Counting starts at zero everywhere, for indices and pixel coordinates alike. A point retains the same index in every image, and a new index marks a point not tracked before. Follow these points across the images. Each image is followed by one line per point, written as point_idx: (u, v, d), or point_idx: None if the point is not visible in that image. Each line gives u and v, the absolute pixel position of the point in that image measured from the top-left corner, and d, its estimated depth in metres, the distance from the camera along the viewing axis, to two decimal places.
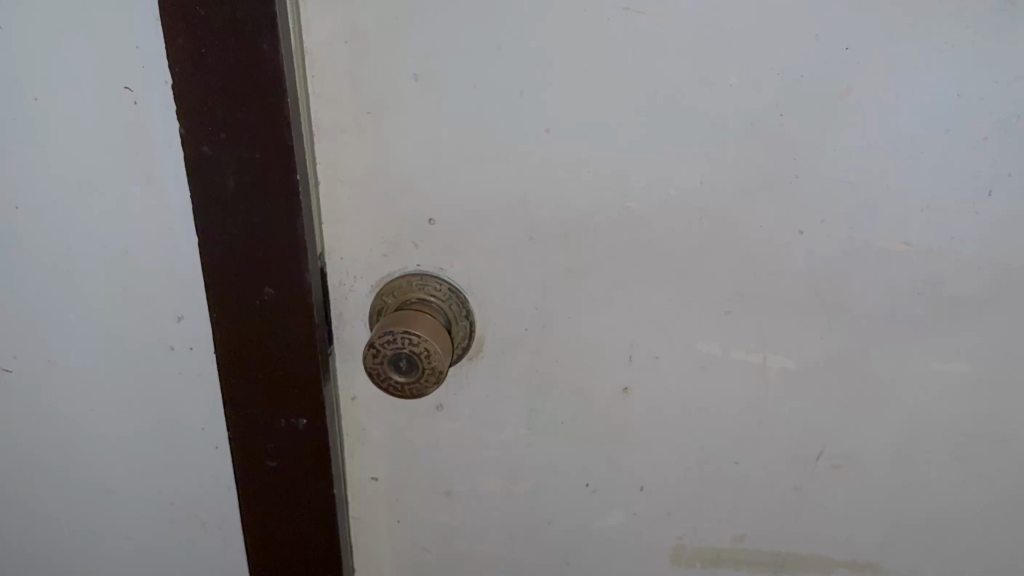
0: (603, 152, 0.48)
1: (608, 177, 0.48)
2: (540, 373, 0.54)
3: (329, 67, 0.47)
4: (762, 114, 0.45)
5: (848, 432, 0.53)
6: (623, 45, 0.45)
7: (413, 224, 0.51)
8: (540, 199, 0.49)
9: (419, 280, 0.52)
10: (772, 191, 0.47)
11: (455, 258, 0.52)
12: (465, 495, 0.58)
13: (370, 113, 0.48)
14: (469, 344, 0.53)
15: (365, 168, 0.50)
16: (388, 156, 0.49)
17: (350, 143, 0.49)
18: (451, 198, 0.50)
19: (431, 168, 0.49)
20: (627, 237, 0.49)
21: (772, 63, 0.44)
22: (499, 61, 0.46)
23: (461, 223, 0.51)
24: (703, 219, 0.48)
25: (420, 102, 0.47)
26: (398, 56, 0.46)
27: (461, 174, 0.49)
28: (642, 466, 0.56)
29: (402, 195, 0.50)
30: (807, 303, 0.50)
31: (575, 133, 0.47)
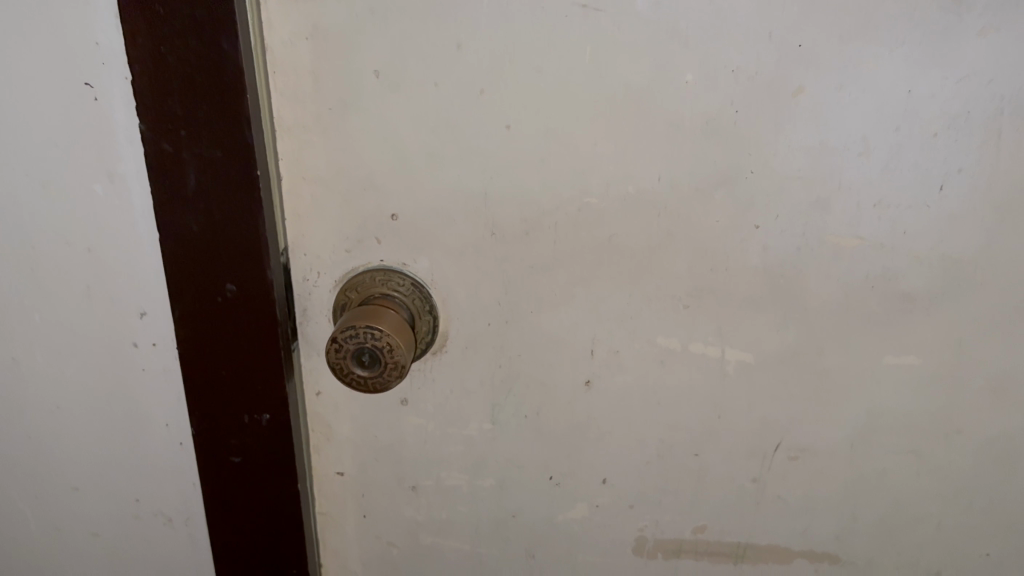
0: (562, 150, 0.49)
1: (567, 174, 0.49)
2: (503, 367, 0.54)
3: (292, 66, 0.48)
4: (716, 112, 0.47)
5: (806, 425, 0.53)
6: (581, 43, 0.46)
7: (377, 220, 0.52)
8: (502, 194, 0.50)
9: (381, 276, 0.53)
10: (728, 188, 0.48)
11: (418, 255, 0.53)
12: (430, 490, 0.59)
13: (332, 110, 0.49)
14: (433, 339, 0.53)
15: (329, 166, 0.51)
16: (352, 153, 0.50)
17: (315, 141, 0.50)
18: (415, 195, 0.51)
19: (395, 165, 0.50)
20: (587, 232, 0.50)
21: (725, 62, 0.45)
22: (460, 60, 0.47)
23: (423, 220, 0.52)
24: (660, 216, 0.49)
25: (382, 100, 0.48)
26: (361, 56, 0.47)
27: (424, 170, 0.50)
28: (602, 460, 0.56)
29: (365, 191, 0.51)
30: (764, 297, 0.50)
31: (535, 130, 0.48)
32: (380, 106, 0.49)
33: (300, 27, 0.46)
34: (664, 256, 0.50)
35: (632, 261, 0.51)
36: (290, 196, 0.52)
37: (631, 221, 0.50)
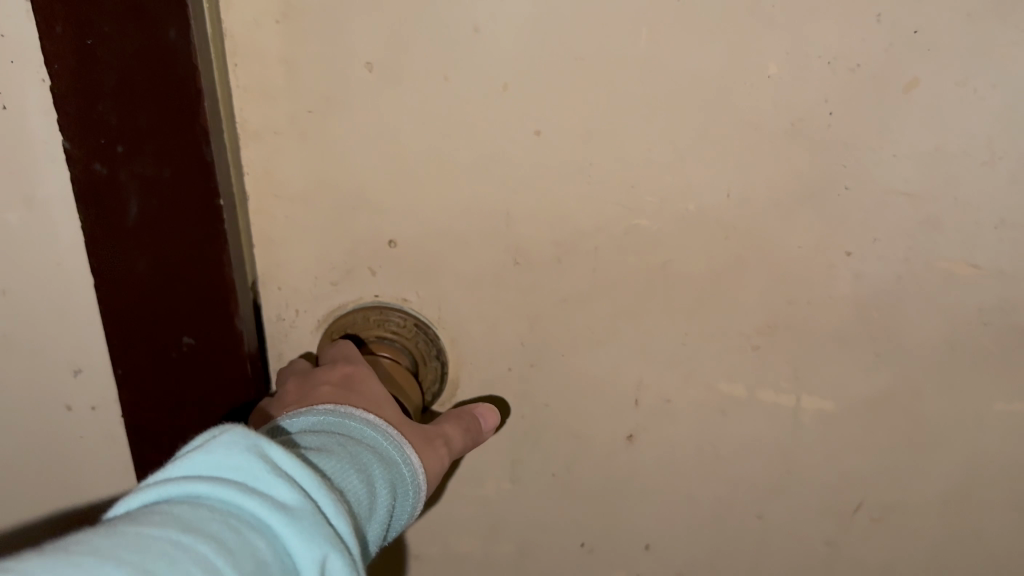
0: (607, 159, 0.39)
1: (612, 189, 0.39)
2: (526, 418, 0.45)
3: (258, 56, 0.37)
4: (805, 112, 0.37)
5: (893, 481, 0.44)
6: (636, 26, 0.35)
7: (370, 245, 0.42)
8: (527, 213, 0.40)
9: (377, 315, 0.43)
10: (815, 205, 0.39)
11: (421, 287, 0.42)
12: (437, 555, 0.49)
13: (312, 111, 0.38)
14: (439, 388, 0.45)
15: (308, 180, 0.40)
16: (336, 164, 0.40)
17: (289, 150, 0.39)
18: (418, 214, 0.41)
19: (392, 180, 0.40)
20: (636, 259, 0.40)
21: (822, 48, 0.35)
22: (477, 48, 0.36)
23: (428, 245, 0.41)
24: (729, 237, 0.40)
25: (376, 97, 0.38)
26: (347, 42, 0.36)
27: (430, 185, 0.40)
28: (646, 521, 0.47)
29: (355, 212, 0.41)
30: (852, 336, 0.41)
31: (573, 135, 0.38)
32: (373, 106, 0.38)
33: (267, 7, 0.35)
34: (731, 286, 0.41)
35: (689, 293, 0.41)
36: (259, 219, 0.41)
37: (691, 246, 0.40)
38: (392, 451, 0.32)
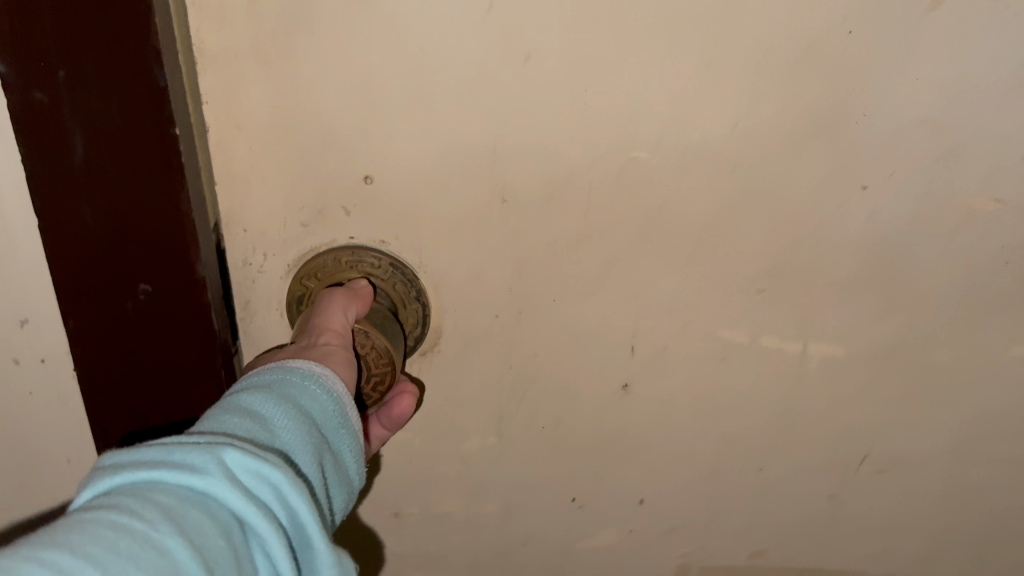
0: (603, 88, 0.35)
1: (609, 122, 0.36)
2: (513, 370, 0.41)
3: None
4: (821, 35, 0.34)
5: (897, 431, 0.42)
6: None
7: (344, 183, 0.38)
8: (516, 146, 0.37)
9: (349, 256, 0.40)
10: (827, 136, 0.36)
11: (400, 228, 0.39)
12: (418, 515, 0.46)
13: (275, 35, 0.34)
14: (422, 334, 0.41)
15: (275, 111, 0.36)
16: (305, 95, 0.36)
17: (253, 77, 0.35)
18: (397, 148, 0.37)
19: (368, 110, 0.36)
20: (631, 198, 0.37)
21: None
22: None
23: (407, 183, 0.38)
24: (734, 172, 0.37)
25: (347, 19, 0.34)
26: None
27: (408, 118, 0.36)
28: (638, 477, 0.44)
29: (324, 147, 0.37)
30: (862, 278, 0.38)
31: (566, 62, 0.35)
32: (345, 30, 0.34)
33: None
34: (735, 226, 0.38)
35: (690, 233, 0.38)
36: (221, 155, 0.37)
37: (692, 181, 0.37)
38: (270, 372, 0.32)
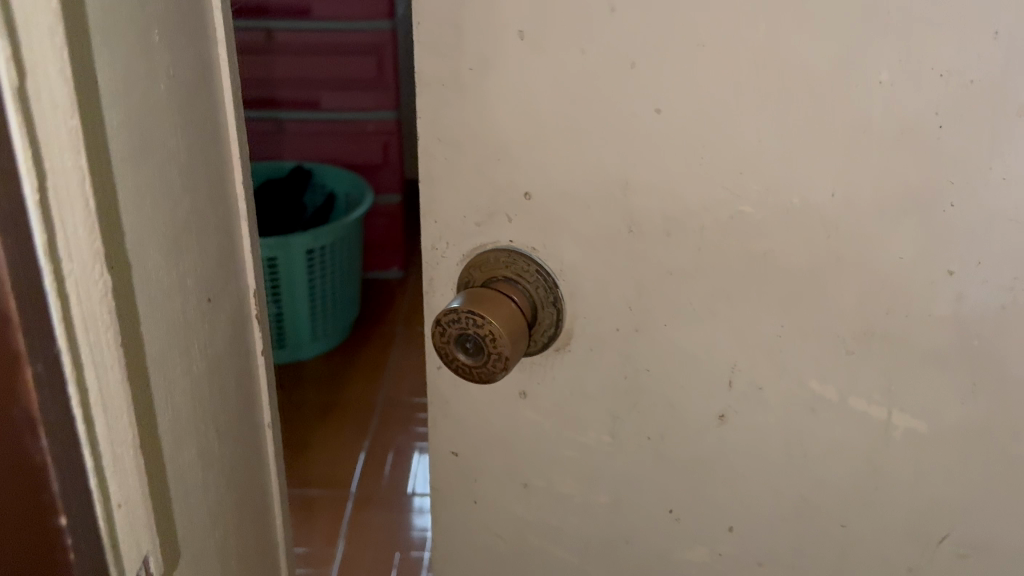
0: (719, 145, 0.41)
1: (722, 176, 0.41)
2: (628, 379, 0.47)
3: (433, 12, 0.42)
4: (914, 120, 0.37)
5: (983, 519, 0.44)
6: (756, 17, 0.37)
7: (510, 194, 0.46)
8: (644, 185, 0.43)
9: (507, 258, 0.47)
10: (919, 217, 0.39)
11: (549, 239, 0.46)
12: (543, 491, 0.53)
13: (472, 69, 0.43)
14: (555, 333, 0.48)
15: (463, 129, 0.45)
16: (485, 119, 0.44)
17: (451, 100, 0.45)
18: (549, 172, 0.45)
19: (530, 139, 0.44)
20: (739, 246, 0.42)
21: (935, 59, 0.36)
22: (614, 24, 0.40)
23: (556, 202, 0.45)
24: (830, 237, 0.40)
25: (523, 62, 0.42)
26: (505, 8, 0.41)
27: (560, 150, 0.44)
28: (731, 503, 0.49)
29: (496, 164, 0.46)
30: (949, 356, 0.41)
31: (689, 118, 0.40)
32: (519, 71, 0.42)
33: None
34: (830, 287, 0.41)
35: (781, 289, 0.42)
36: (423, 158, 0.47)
37: (793, 238, 0.41)
38: None
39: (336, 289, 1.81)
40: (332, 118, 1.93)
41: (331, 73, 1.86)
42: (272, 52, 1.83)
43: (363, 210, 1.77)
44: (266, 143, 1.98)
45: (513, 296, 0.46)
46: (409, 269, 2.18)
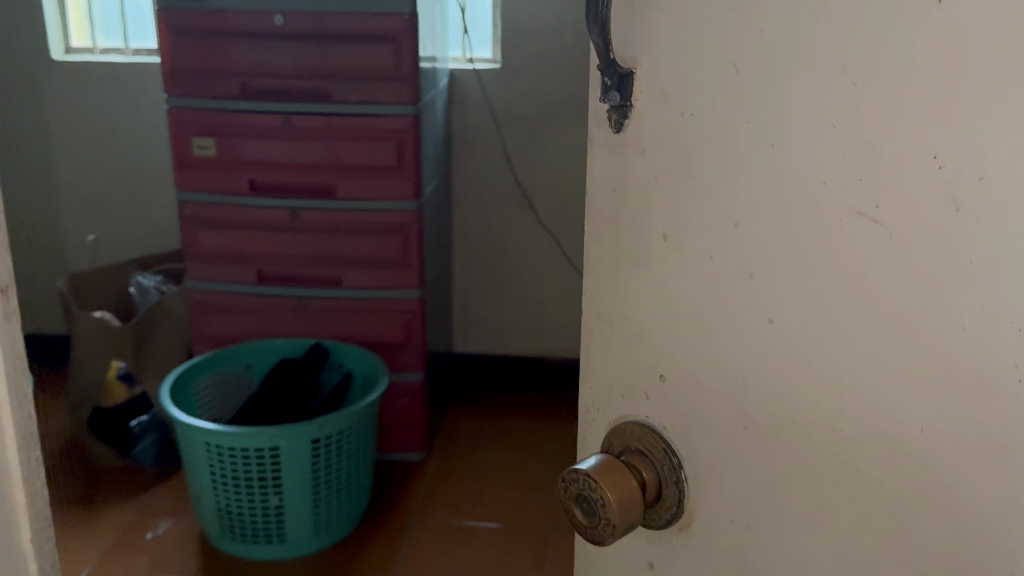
0: (825, 360, 0.49)
1: (834, 389, 0.49)
2: (734, 558, 0.58)
3: (603, 211, 0.59)
4: (993, 370, 0.42)
5: None
6: (858, 249, 0.46)
7: (651, 376, 0.59)
8: (756, 383, 0.53)
9: (641, 429, 0.61)
10: (999, 466, 0.43)
11: (674, 413, 0.58)
12: None
13: (628, 259, 0.58)
14: (675, 505, 0.60)
15: (616, 308, 0.60)
16: (638, 305, 0.59)
17: (609, 283, 0.60)
18: (681, 359, 0.57)
19: (664, 323, 0.57)
20: (837, 458, 0.50)
21: (1010, 315, 0.41)
22: (736, 238, 0.52)
23: (684, 384, 0.57)
24: (916, 463, 0.47)
25: (667, 260, 0.56)
26: (655, 220, 0.56)
27: (693, 341, 0.56)
28: None
29: (643, 345, 0.59)
30: None
31: (797, 327, 0.50)
32: (662, 267, 0.56)
33: (611, 179, 0.58)
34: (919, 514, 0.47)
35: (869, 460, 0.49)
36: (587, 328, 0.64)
37: (887, 462, 0.48)
38: None
39: (347, 480, 1.81)
40: (352, 295, 2.01)
41: (363, 253, 1.98)
42: (327, 227, 1.96)
43: (379, 392, 1.80)
44: (298, 322, 2.05)
45: (643, 471, 0.59)
46: (430, 453, 2.20)
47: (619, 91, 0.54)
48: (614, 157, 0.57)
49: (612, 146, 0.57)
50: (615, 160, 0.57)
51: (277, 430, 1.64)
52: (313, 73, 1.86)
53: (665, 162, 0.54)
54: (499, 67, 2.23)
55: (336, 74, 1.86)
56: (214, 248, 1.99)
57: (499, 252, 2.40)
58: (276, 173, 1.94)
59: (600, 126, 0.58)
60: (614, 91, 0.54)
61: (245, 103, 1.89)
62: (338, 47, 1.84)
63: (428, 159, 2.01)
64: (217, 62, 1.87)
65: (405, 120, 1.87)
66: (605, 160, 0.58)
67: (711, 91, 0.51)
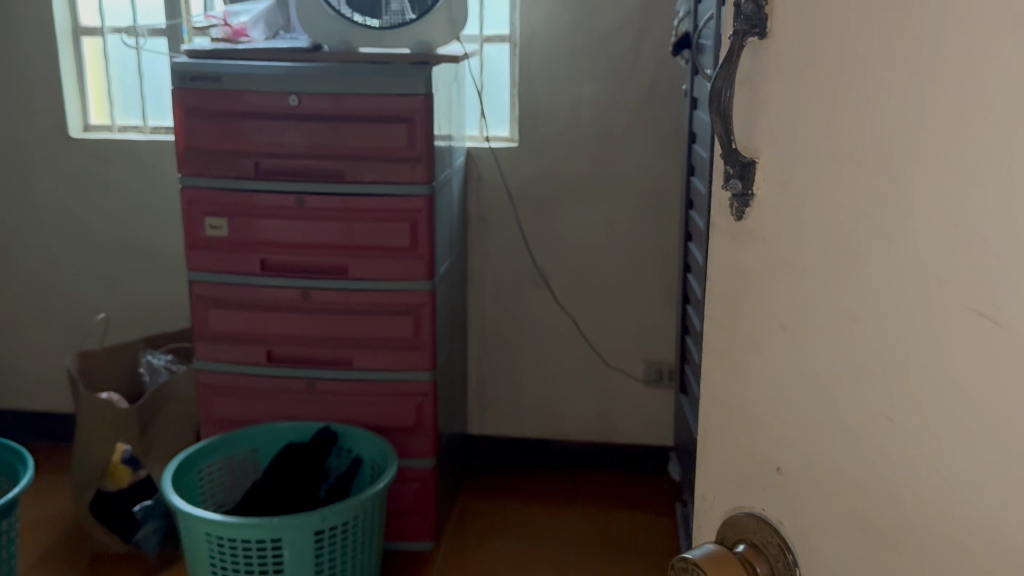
0: (939, 448, 0.54)
1: (951, 470, 0.54)
2: None
3: (724, 309, 0.69)
4: None
5: None
6: (977, 340, 0.52)
7: (762, 476, 0.67)
8: (869, 471, 0.58)
9: (751, 525, 0.69)
10: None
11: (782, 499, 0.66)
12: None
13: (749, 351, 0.67)
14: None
15: (729, 400, 0.70)
16: (747, 403, 0.68)
17: (727, 372, 0.70)
18: (792, 453, 0.64)
19: (772, 421, 0.66)
20: (957, 538, 0.54)
21: None
22: (856, 328, 0.58)
23: (794, 473, 0.64)
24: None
25: (786, 350, 0.63)
26: (772, 312, 0.64)
27: (805, 435, 0.63)
28: None
29: (752, 438, 0.68)
30: None
31: (910, 415, 0.56)
32: (773, 363, 0.65)
33: (729, 262, 0.68)
34: None
35: (960, 514, 0.54)
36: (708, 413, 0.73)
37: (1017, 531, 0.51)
38: None
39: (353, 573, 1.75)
40: (362, 377, 1.95)
41: (375, 335, 1.92)
42: (338, 309, 1.91)
43: (389, 479, 1.75)
44: (307, 405, 1.99)
45: (757, 565, 0.67)
46: (440, 541, 2.12)
47: (741, 179, 0.64)
48: (735, 246, 0.67)
49: (734, 233, 0.67)
50: (735, 248, 0.67)
51: (280, 520, 1.59)
52: (327, 153, 1.83)
53: (781, 258, 0.62)
54: (516, 146, 2.23)
55: (350, 154, 1.83)
56: (224, 329, 1.96)
57: (513, 331, 2.37)
58: (288, 254, 1.90)
59: (725, 211, 0.68)
60: (737, 178, 0.64)
61: (258, 184, 1.86)
62: (352, 128, 1.81)
63: (442, 238, 1.97)
64: (231, 142, 1.84)
65: (419, 201, 1.83)
66: (729, 248, 0.68)
67: (822, 175, 0.58)
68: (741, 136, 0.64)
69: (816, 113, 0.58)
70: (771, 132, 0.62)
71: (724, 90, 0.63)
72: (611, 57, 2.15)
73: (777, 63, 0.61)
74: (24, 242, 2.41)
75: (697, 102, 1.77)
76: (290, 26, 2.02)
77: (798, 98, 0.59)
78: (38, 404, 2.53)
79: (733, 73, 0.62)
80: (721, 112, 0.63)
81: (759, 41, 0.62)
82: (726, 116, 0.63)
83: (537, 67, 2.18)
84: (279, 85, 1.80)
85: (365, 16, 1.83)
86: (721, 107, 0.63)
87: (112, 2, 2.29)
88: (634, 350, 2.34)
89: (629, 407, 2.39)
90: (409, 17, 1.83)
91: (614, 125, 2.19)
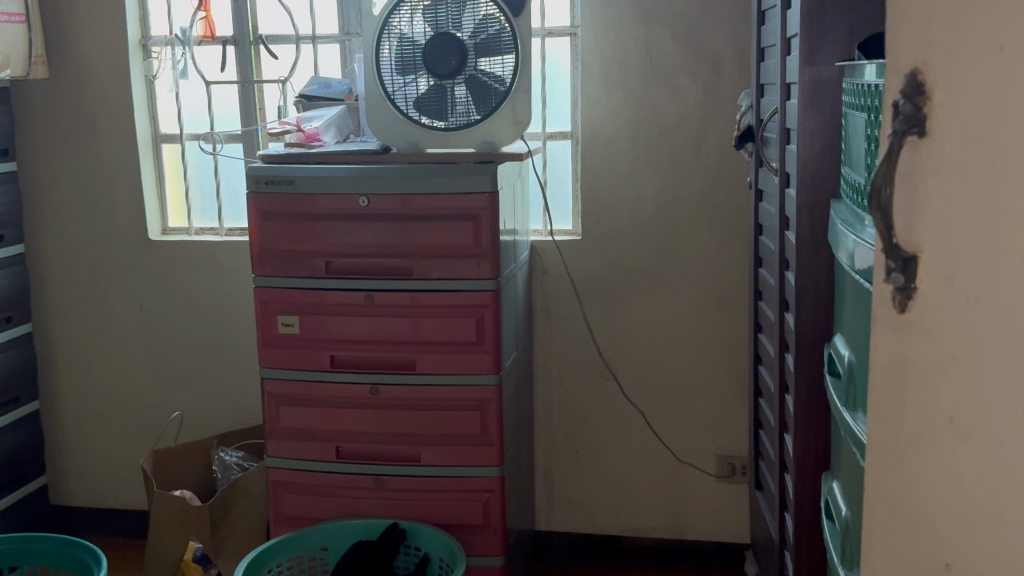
0: None
1: None
2: None
3: (882, 391, 0.68)
4: None
5: None
6: None
7: (935, 568, 0.69)
8: None
9: None
10: None
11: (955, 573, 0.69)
12: None
13: (938, 424, 0.67)
14: None
15: (901, 489, 0.69)
16: (919, 491, 0.69)
17: (890, 466, 0.69)
18: (966, 547, 0.69)
19: (949, 506, 0.68)
20: None
21: None
22: None
23: (968, 558, 0.69)
24: None
25: (962, 437, 0.67)
26: (941, 406, 0.67)
27: (982, 521, 0.68)
28: None
29: (926, 529, 0.69)
30: None
31: None
32: (946, 448, 0.67)
33: (892, 360, 0.67)
34: None
35: None
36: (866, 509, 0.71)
37: None
38: None
39: None
40: (430, 473, 1.95)
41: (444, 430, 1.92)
42: (406, 405, 1.92)
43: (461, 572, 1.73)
44: (371, 502, 1.98)
45: None
46: None
47: (904, 272, 0.65)
48: (901, 339, 0.66)
49: (899, 328, 0.66)
50: (900, 343, 0.67)
51: None
52: (395, 251, 1.86)
53: (953, 347, 0.65)
54: (581, 239, 2.26)
55: (416, 251, 1.85)
56: (295, 426, 1.98)
57: (581, 426, 2.35)
58: (358, 350, 1.92)
59: (883, 305, 0.67)
60: (899, 272, 0.65)
61: (328, 282, 1.89)
62: (419, 225, 1.84)
63: (508, 333, 1.98)
64: (303, 242, 1.89)
65: (485, 295, 1.85)
66: (891, 341, 0.67)
67: (996, 261, 0.63)
68: (900, 231, 0.65)
69: (988, 217, 0.63)
70: (940, 224, 0.63)
71: (885, 188, 0.64)
72: (674, 150, 2.18)
73: (943, 159, 0.63)
74: (105, 344, 2.48)
75: (763, 193, 1.77)
76: (360, 130, 2.08)
77: (965, 190, 0.63)
78: (114, 502, 2.56)
79: (893, 172, 0.64)
80: (879, 209, 0.65)
81: (918, 139, 0.63)
82: (886, 213, 0.65)
83: (600, 162, 2.21)
84: (349, 187, 1.84)
85: (432, 118, 1.89)
86: (881, 206, 0.65)
87: (192, 112, 2.41)
88: (705, 444, 2.30)
89: (701, 500, 2.34)
90: (475, 118, 1.88)
91: (679, 216, 2.20)
